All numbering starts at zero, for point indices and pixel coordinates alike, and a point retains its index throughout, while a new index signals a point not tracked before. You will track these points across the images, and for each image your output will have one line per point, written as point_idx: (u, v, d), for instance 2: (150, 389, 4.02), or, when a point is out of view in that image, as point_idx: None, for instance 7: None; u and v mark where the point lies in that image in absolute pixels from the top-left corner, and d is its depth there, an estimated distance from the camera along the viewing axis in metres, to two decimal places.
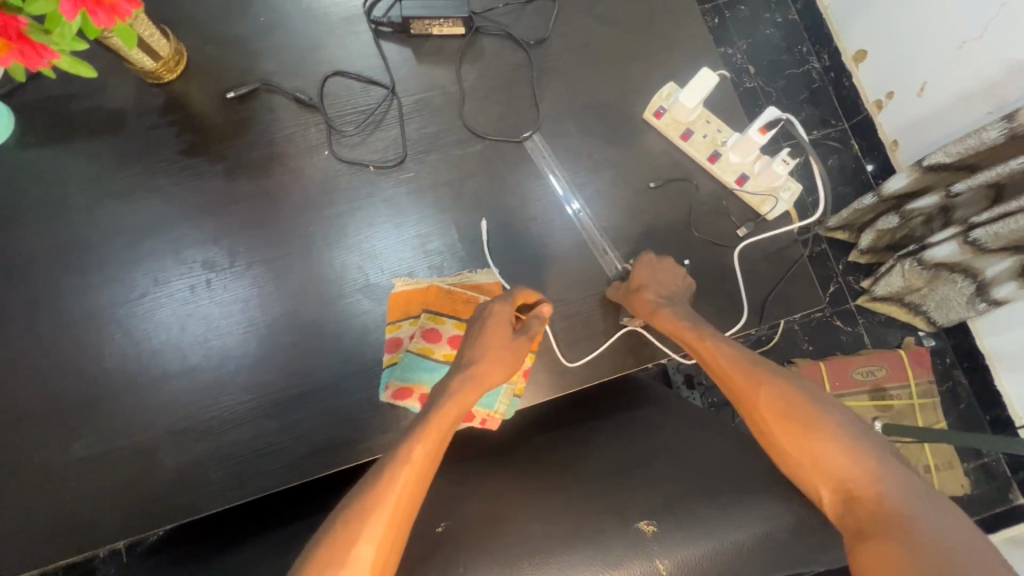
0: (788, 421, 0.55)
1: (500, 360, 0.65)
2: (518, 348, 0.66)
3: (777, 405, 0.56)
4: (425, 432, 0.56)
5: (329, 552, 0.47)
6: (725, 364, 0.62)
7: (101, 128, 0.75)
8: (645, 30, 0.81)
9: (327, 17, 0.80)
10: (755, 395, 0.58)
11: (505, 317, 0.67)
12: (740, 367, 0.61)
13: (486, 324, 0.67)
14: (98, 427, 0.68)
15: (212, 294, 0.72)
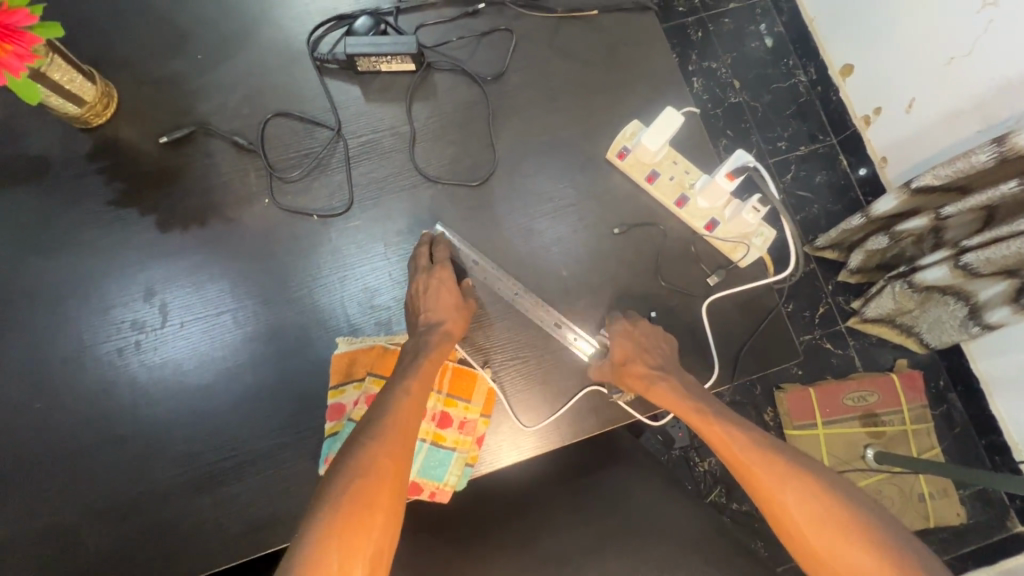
0: (826, 533, 0.52)
1: (450, 333, 0.65)
2: (462, 315, 0.66)
3: (804, 506, 0.54)
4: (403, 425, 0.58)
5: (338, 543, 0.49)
6: (741, 451, 0.59)
7: (23, 177, 0.69)
8: (609, 62, 0.76)
9: (269, 53, 0.75)
10: (778, 491, 0.55)
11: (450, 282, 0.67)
12: (759, 456, 0.58)
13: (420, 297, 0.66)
14: (14, 507, 0.62)
15: (144, 354, 0.67)
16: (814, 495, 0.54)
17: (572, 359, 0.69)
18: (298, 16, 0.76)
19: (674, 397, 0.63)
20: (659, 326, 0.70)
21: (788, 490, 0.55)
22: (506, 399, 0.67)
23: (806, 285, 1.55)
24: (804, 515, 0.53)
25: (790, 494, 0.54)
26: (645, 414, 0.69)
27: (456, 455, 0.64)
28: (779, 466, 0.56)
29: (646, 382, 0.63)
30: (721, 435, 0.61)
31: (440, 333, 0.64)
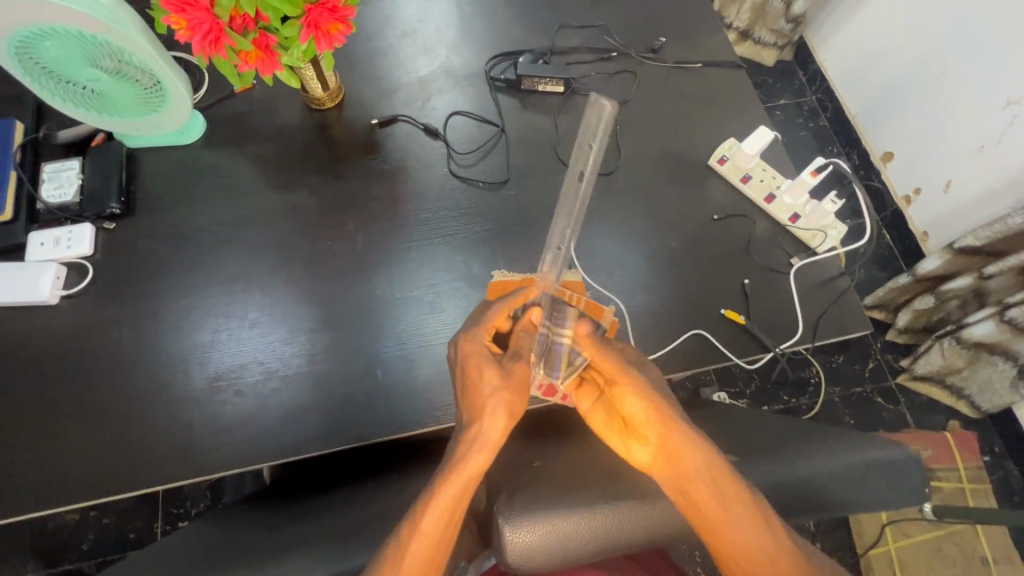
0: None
1: (501, 401, 0.59)
2: (520, 378, 0.62)
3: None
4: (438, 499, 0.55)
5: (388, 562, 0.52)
6: (743, 547, 0.51)
7: (269, 137, 0.94)
8: (711, 100, 1.00)
9: (455, 71, 1.00)
10: (769, 574, 0.50)
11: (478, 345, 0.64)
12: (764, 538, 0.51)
13: (479, 372, 0.62)
14: (229, 368, 0.80)
15: (340, 270, 0.86)
16: (797, 570, 0.50)
17: (676, 310, 0.85)
18: (477, 50, 1.02)
19: (687, 458, 0.54)
20: (750, 292, 0.86)
21: (780, 569, 0.50)
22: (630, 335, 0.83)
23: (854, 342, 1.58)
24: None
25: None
26: (739, 359, 0.83)
27: None
28: (772, 545, 0.50)
29: (646, 408, 0.59)
30: (714, 512, 0.52)
31: (497, 406, 0.59)
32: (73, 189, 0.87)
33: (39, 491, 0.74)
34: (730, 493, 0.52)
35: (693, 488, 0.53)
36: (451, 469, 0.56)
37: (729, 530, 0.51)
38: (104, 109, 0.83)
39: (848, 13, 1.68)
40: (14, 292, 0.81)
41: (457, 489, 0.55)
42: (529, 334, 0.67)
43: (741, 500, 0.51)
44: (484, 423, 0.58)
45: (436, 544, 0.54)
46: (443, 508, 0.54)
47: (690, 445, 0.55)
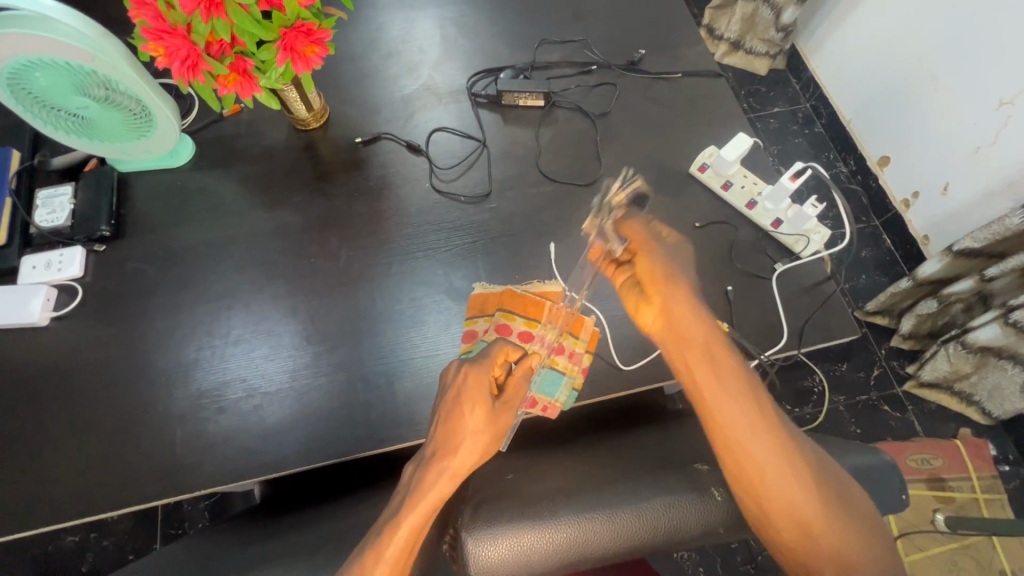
0: (781, 460, 0.54)
1: (479, 442, 0.61)
2: (500, 425, 0.64)
3: (767, 460, 0.54)
4: (401, 536, 0.55)
5: None
6: (722, 408, 0.56)
7: (256, 158, 0.96)
8: (691, 108, 1.00)
9: (438, 88, 1.02)
10: (749, 441, 0.55)
11: (483, 382, 0.64)
12: (741, 406, 0.56)
13: (474, 403, 0.63)
14: (212, 384, 0.81)
15: (319, 288, 0.87)
16: (778, 441, 0.55)
17: None
18: (459, 67, 1.03)
19: (685, 316, 0.61)
20: (734, 299, 0.86)
21: (758, 441, 0.55)
22: (611, 341, 0.82)
23: (858, 349, 1.55)
24: (773, 477, 0.54)
25: (755, 448, 0.55)
26: None
27: (566, 378, 0.79)
28: (757, 413, 0.56)
29: (659, 272, 0.64)
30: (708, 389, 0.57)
31: (475, 444, 0.61)
32: (65, 213, 0.90)
33: (26, 511, 0.75)
34: (722, 366, 0.58)
35: (689, 348, 0.60)
36: (422, 498, 0.57)
37: (717, 393, 0.57)
38: (95, 135, 0.86)
39: (838, 19, 1.68)
40: (4, 314, 0.83)
41: (419, 521, 0.56)
42: (526, 376, 0.68)
43: (729, 367, 0.58)
44: (461, 455, 0.60)
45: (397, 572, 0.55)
46: (407, 538, 0.55)
47: (690, 319, 0.61)
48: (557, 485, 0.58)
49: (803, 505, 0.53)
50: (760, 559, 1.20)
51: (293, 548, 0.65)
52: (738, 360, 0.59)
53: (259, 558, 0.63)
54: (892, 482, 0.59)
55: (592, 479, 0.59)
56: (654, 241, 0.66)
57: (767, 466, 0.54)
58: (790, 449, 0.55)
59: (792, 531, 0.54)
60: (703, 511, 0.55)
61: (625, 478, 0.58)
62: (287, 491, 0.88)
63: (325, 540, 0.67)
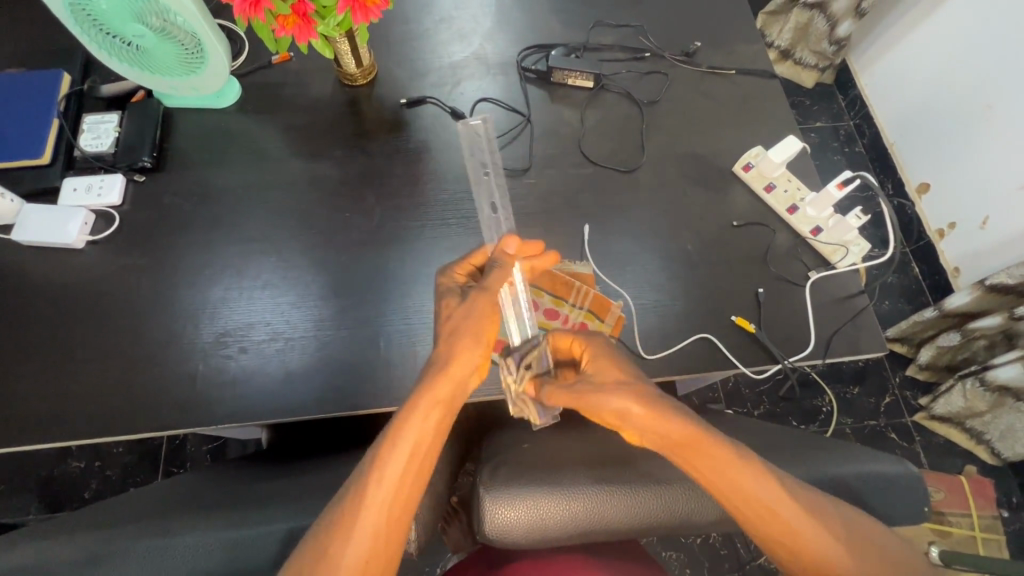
0: (804, 523, 0.50)
1: (463, 330, 0.62)
2: (480, 306, 0.63)
3: (792, 527, 0.50)
4: (401, 439, 0.54)
5: (346, 512, 0.51)
6: (736, 492, 0.51)
7: (300, 108, 0.96)
8: (741, 107, 0.99)
9: (487, 58, 1.01)
10: (770, 510, 0.50)
11: (452, 285, 0.68)
12: (755, 480, 0.51)
13: (444, 308, 0.65)
14: (235, 323, 0.82)
15: (349, 245, 0.87)
16: (792, 505, 0.51)
17: (685, 314, 0.84)
18: (510, 40, 1.02)
19: (659, 412, 0.55)
20: (764, 302, 0.85)
21: (779, 511, 0.50)
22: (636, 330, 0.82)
23: (872, 373, 1.52)
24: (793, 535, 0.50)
25: (778, 520, 0.50)
26: (746, 368, 0.81)
27: None
28: (763, 487, 0.51)
29: (612, 411, 0.57)
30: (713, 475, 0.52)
31: (460, 333, 0.62)
32: (109, 140, 0.90)
33: (46, 423, 0.77)
34: (705, 454, 0.52)
35: (674, 449, 0.54)
36: (420, 391, 0.58)
37: (721, 485, 0.51)
38: (147, 67, 0.87)
39: (894, 38, 1.63)
40: (44, 232, 0.84)
41: (422, 410, 0.56)
42: (500, 259, 0.67)
43: (725, 453, 0.52)
44: (455, 348, 0.61)
45: (409, 468, 0.54)
46: (410, 439, 0.55)
47: (660, 418, 0.55)
48: (573, 461, 0.58)
49: (825, 554, 0.50)
50: (748, 567, 1.20)
51: (301, 491, 0.65)
52: (721, 441, 0.53)
53: (267, 496, 0.64)
54: (908, 497, 0.59)
55: (607, 458, 0.58)
56: (584, 386, 0.60)
57: (799, 534, 0.50)
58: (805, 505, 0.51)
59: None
60: (716, 502, 0.55)
61: (641, 461, 0.58)
62: (304, 437, 0.90)
63: (331, 485, 0.67)
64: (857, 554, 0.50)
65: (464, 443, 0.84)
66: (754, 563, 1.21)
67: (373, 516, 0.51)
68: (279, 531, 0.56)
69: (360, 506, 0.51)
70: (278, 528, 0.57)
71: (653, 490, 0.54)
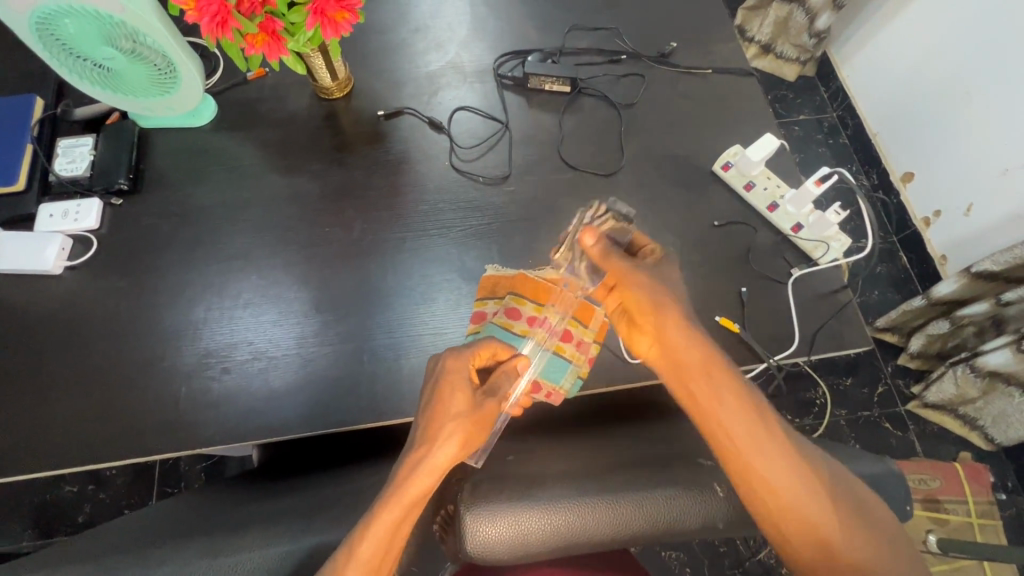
0: (789, 477, 0.54)
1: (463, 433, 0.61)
2: (484, 409, 0.65)
3: (772, 462, 0.54)
4: (382, 536, 0.53)
5: None
6: (728, 422, 0.56)
7: (277, 124, 0.95)
8: (719, 105, 0.99)
9: (463, 66, 1.01)
10: (758, 456, 0.54)
11: (463, 376, 0.65)
12: (745, 422, 0.56)
13: (438, 399, 0.64)
14: (215, 345, 0.81)
15: (329, 259, 0.86)
16: (784, 442, 0.55)
17: None
18: (487, 48, 1.02)
19: (676, 335, 0.62)
20: (748, 300, 0.85)
21: (764, 448, 0.55)
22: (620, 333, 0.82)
23: (864, 364, 1.52)
24: (771, 473, 0.54)
25: (765, 454, 0.55)
26: (732, 368, 0.82)
27: (572, 367, 0.80)
28: (758, 428, 0.56)
29: (648, 302, 0.65)
30: (708, 397, 0.58)
31: (451, 436, 0.60)
32: (84, 164, 0.90)
33: (30, 453, 0.76)
34: (725, 376, 0.59)
35: (689, 369, 0.60)
36: (404, 483, 0.56)
37: (718, 412, 0.57)
38: (119, 88, 0.86)
39: (873, 29, 1.64)
40: (20, 259, 0.83)
41: (400, 512, 0.54)
42: (509, 377, 0.70)
43: (730, 383, 0.58)
44: (438, 445, 0.59)
45: (378, 565, 0.53)
46: (389, 531, 0.54)
47: (685, 335, 0.62)
48: (555, 473, 0.57)
49: (811, 516, 0.53)
50: (747, 564, 1.19)
51: (288, 511, 0.65)
52: (738, 374, 0.60)
53: (254, 518, 0.63)
54: (896, 492, 0.59)
55: (593, 469, 0.58)
56: (634, 267, 0.68)
57: (783, 493, 0.54)
58: (800, 461, 0.55)
59: (810, 544, 0.53)
60: (702, 508, 0.55)
61: (626, 468, 0.58)
62: (294, 454, 0.89)
63: (318, 504, 0.66)
64: (845, 517, 0.53)
65: None
66: (753, 559, 1.21)
67: None
68: (264, 555, 0.56)
69: None
70: (266, 552, 0.56)
71: (636, 500, 0.54)
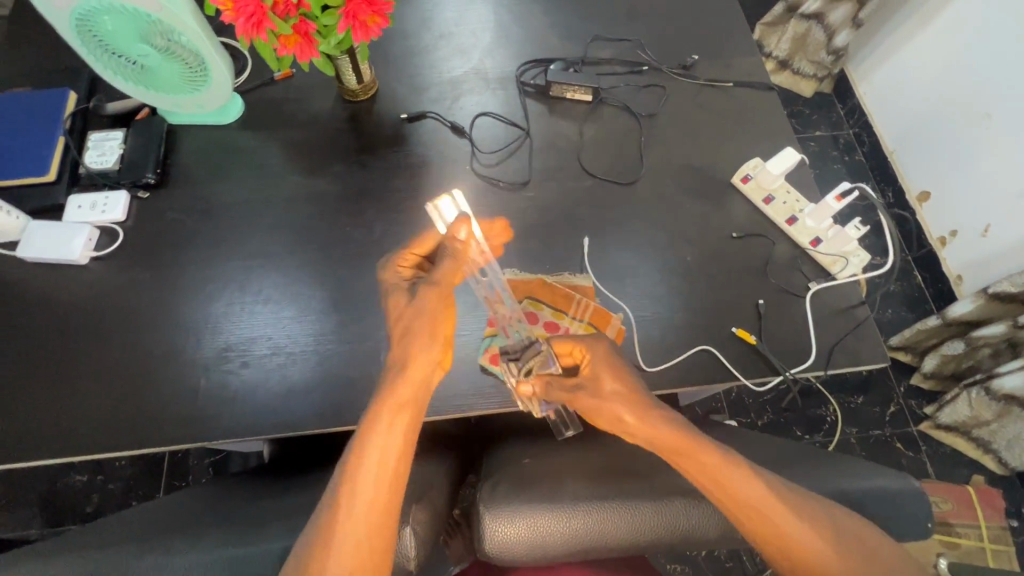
0: (806, 541, 0.51)
1: (419, 331, 0.63)
2: (429, 300, 0.64)
3: (790, 532, 0.51)
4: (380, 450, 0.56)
5: (327, 530, 0.52)
6: (739, 495, 0.52)
7: (302, 124, 0.97)
8: (739, 118, 0.99)
9: (486, 72, 1.02)
10: (773, 520, 0.51)
11: (397, 282, 0.70)
12: (747, 491, 0.52)
13: (394, 306, 0.66)
14: (234, 337, 0.82)
15: (348, 258, 0.88)
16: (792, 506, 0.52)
17: (685, 326, 0.84)
18: (509, 55, 1.03)
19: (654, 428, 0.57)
20: (765, 313, 0.85)
21: (783, 516, 0.51)
22: (636, 342, 0.82)
23: (876, 382, 1.51)
24: (796, 536, 0.51)
25: (780, 522, 0.51)
26: (747, 380, 0.81)
27: None
28: (764, 493, 0.52)
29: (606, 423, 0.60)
30: (712, 483, 0.53)
31: (416, 333, 0.62)
32: (114, 157, 0.91)
33: (50, 439, 0.77)
34: (694, 457, 0.54)
35: (672, 454, 0.56)
36: (379, 399, 0.59)
37: (725, 492, 0.53)
38: (150, 84, 0.88)
39: (893, 47, 1.64)
40: (48, 248, 0.85)
41: (383, 419, 0.57)
42: (451, 249, 0.69)
43: (720, 458, 0.54)
44: (408, 350, 0.61)
45: (382, 476, 0.55)
46: (384, 444, 0.56)
47: (652, 424, 0.57)
48: (571, 478, 0.57)
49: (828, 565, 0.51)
50: None
51: (299, 507, 0.65)
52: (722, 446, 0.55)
53: (265, 512, 0.64)
54: (915, 510, 0.58)
55: (609, 475, 0.58)
56: (574, 395, 0.63)
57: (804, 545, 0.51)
58: (814, 515, 0.52)
59: None
60: (721, 518, 0.55)
61: (642, 475, 0.58)
62: (307, 451, 0.90)
63: None
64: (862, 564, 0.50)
65: (465, 458, 0.85)
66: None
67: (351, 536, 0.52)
68: (284, 546, 0.56)
69: (342, 525, 0.52)
70: (282, 545, 0.57)
71: (651, 506, 0.53)
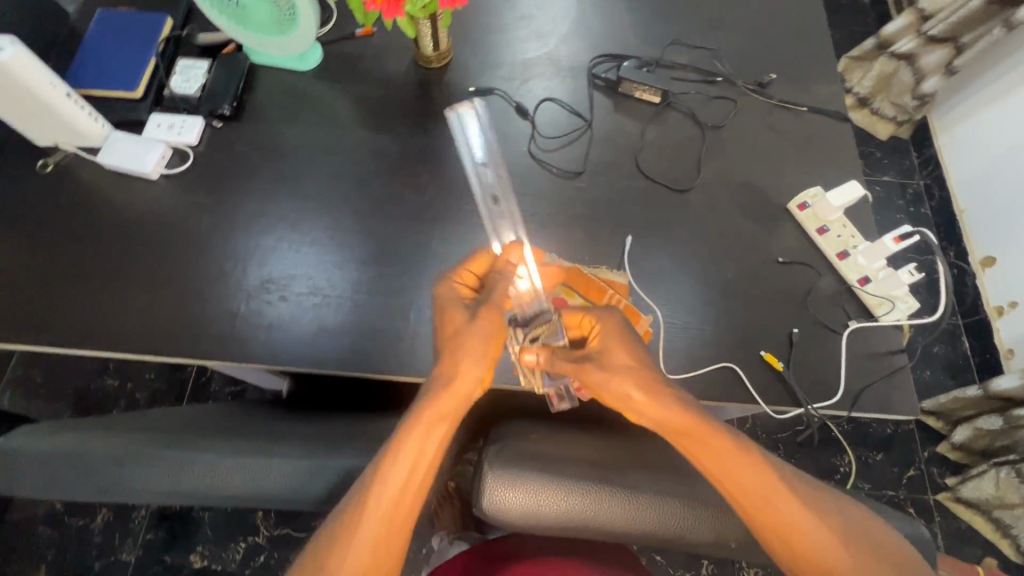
0: (800, 521, 0.52)
1: (466, 347, 0.60)
2: (487, 320, 0.61)
3: (788, 515, 0.52)
4: (408, 456, 0.55)
5: (349, 520, 0.54)
6: (737, 476, 0.53)
7: (374, 82, 1.00)
8: (806, 145, 0.97)
9: (559, 59, 1.02)
10: (771, 500, 0.52)
11: (452, 295, 0.65)
12: (747, 472, 0.53)
13: (446, 314, 0.63)
14: (279, 272, 0.86)
15: (396, 216, 0.90)
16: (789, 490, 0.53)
17: (712, 340, 0.83)
18: (585, 46, 1.03)
19: (661, 406, 0.55)
20: (797, 342, 0.83)
21: (778, 498, 0.52)
22: (660, 346, 0.82)
23: (899, 442, 1.44)
24: (792, 518, 0.52)
25: (777, 504, 0.52)
26: (767, 406, 0.80)
27: None
28: (762, 477, 0.53)
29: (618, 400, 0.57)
30: (714, 466, 0.53)
31: (466, 349, 0.59)
32: (197, 85, 0.96)
33: (100, 333, 0.82)
34: (701, 438, 0.54)
35: (677, 436, 0.55)
36: (420, 407, 0.57)
37: (724, 473, 0.53)
38: (241, 21, 0.92)
39: (985, 101, 1.56)
40: (126, 159, 0.91)
41: (419, 431, 0.56)
42: (502, 273, 0.66)
43: (725, 440, 0.54)
44: (457, 365, 0.59)
45: (408, 481, 0.55)
46: (414, 453, 0.55)
47: (659, 400, 0.56)
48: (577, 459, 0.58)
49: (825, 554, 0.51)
50: None
51: (313, 436, 0.68)
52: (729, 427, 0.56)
53: (282, 434, 0.67)
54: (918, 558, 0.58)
55: (615, 464, 0.59)
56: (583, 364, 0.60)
57: (801, 531, 0.52)
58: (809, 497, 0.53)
59: None
60: (720, 526, 0.55)
61: (646, 471, 0.58)
62: (325, 394, 0.93)
63: (345, 437, 0.70)
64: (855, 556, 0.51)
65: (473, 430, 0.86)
66: None
67: (374, 524, 0.54)
68: (294, 467, 0.60)
69: (362, 514, 0.53)
70: (293, 466, 0.60)
71: (651, 499, 0.54)
